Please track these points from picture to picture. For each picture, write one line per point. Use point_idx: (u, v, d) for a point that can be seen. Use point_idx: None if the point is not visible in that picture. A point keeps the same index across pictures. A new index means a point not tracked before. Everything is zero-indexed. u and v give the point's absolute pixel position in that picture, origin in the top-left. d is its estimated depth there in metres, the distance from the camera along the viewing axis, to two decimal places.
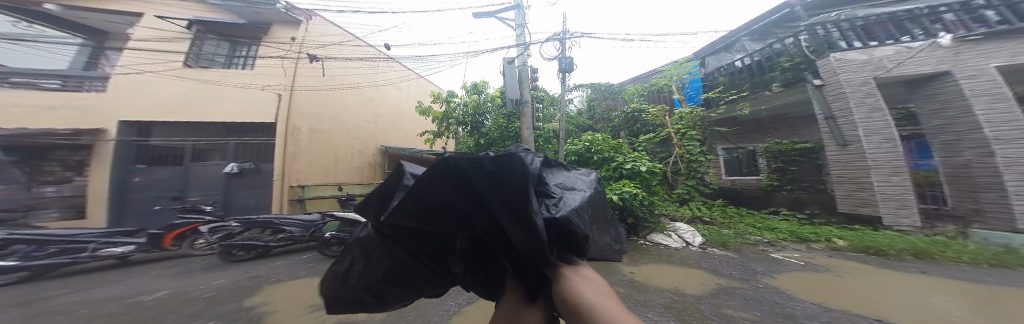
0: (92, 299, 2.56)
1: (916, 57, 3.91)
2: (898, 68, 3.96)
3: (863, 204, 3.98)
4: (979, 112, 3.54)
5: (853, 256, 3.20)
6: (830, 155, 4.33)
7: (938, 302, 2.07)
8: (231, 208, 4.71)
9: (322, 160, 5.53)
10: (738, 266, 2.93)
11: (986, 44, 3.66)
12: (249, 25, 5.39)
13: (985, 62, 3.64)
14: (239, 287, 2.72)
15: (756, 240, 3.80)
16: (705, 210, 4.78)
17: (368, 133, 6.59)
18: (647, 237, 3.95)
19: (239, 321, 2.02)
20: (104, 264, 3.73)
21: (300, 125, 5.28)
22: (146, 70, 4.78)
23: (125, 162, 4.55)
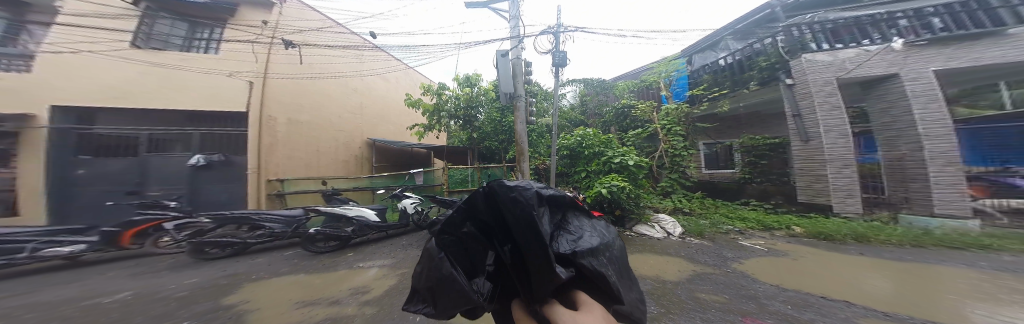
0: (40, 302, 2.32)
1: (872, 60, 4.29)
2: (856, 69, 4.33)
3: (818, 195, 4.43)
4: (916, 111, 3.99)
5: (808, 242, 3.57)
6: (795, 150, 4.68)
7: (872, 280, 2.38)
8: (198, 203, 4.38)
9: (304, 153, 5.22)
10: (712, 253, 3.18)
11: (929, 49, 4.07)
12: (212, 5, 4.82)
13: (925, 66, 4.07)
14: (214, 285, 2.58)
15: (729, 229, 4.14)
16: (686, 202, 5.09)
17: (353, 125, 6.26)
18: (633, 228, 4.16)
19: (217, 320, 1.94)
20: (49, 265, 3.36)
21: (276, 115, 4.91)
22: (84, 47, 4.19)
23: (64, 153, 4.02)
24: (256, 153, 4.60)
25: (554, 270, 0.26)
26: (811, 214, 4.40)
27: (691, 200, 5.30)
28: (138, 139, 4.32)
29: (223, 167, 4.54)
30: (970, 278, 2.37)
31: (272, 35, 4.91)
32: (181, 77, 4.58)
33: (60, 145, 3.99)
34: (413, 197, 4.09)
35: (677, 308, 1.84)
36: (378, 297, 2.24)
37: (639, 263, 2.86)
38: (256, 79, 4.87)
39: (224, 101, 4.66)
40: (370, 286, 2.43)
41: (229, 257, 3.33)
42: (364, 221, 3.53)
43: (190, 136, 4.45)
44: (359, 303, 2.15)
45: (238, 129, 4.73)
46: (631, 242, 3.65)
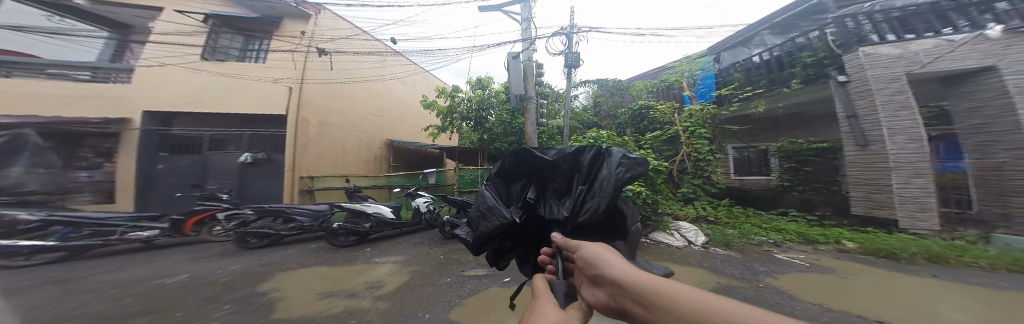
0: (122, 279, 2.73)
1: (957, 52, 3.54)
2: (934, 62, 3.64)
3: (879, 207, 3.82)
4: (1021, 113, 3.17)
5: (862, 259, 3.06)
6: (848, 156, 4.15)
7: (950, 305, 2.00)
8: (247, 197, 4.92)
9: (332, 153, 5.67)
10: (741, 266, 2.86)
11: None
12: (263, 19, 5.57)
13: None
14: (253, 273, 2.85)
15: (759, 240, 3.73)
16: (710, 209, 4.66)
17: (375, 126, 6.63)
18: (648, 235, 3.90)
19: (254, 307, 2.14)
20: (131, 247, 3.95)
21: (310, 116, 5.42)
22: (167, 61, 5.02)
23: (149, 149, 4.74)
24: (292, 151, 5.08)
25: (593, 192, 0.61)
26: (869, 229, 3.83)
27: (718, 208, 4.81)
28: (203, 139, 5.00)
29: (266, 165, 5.07)
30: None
31: (308, 44, 5.43)
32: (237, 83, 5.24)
33: (145, 144, 4.71)
34: (427, 197, 4.25)
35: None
36: (392, 292, 2.32)
37: None
38: (294, 84, 5.42)
39: (266, 105, 5.23)
40: (385, 281, 2.52)
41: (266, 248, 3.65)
42: (382, 217, 3.72)
43: (241, 137, 5.05)
44: (374, 297, 2.24)
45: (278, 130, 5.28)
46: (647, 249, 3.44)
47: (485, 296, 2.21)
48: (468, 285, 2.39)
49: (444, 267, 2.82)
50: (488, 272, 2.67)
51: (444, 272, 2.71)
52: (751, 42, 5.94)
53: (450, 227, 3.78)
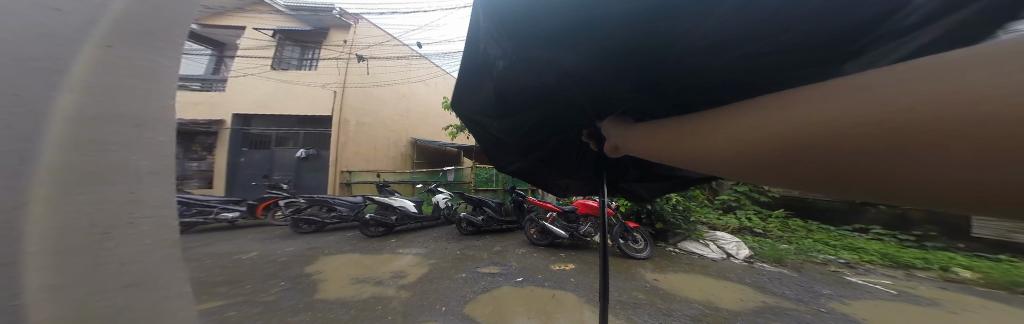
0: (213, 252, 3.37)
1: None
2: None
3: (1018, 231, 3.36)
4: None
5: (981, 292, 2.65)
6: None
7: None
8: (302, 187, 5.71)
9: (367, 149, 6.25)
10: (795, 286, 2.71)
11: None
12: (314, 31, 6.37)
13: None
14: (303, 255, 3.27)
15: (822, 258, 3.48)
16: (755, 220, 4.55)
17: (402, 126, 7.07)
18: (677, 244, 3.81)
19: (301, 286, 2.47)
20: (221, 225, 4.83)
21: (350, 116, 6.07)
22: (247, 72, 6.05)
23: (235, 146, 5.75)
24: (336, 149, 5.76)
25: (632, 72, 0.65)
26: (999, 257, 3.33)
27: (767, 229, 4.35)
28: (272, 138, 5.91)
29: (316, 160, 5.79)
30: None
31: (349, 52, 6.03)
32: (295, 89, 6.07)
33: (233, 141, 5.73)
34: (446, 193, 4.44)
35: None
36: (413, 283, 2.47)
37: (682, 284, 2.59)
38: (338, 89, 6.10)
39: (314, 106, 6.01)
40: (407, 272, 2.70)
41: (313, 233, 4.16)
42: (406, 210, 4.01)
43: (297, 135, 5.87)
44: (397, 286, 2.41)
45: (324, 129, 6.00)
46: (675, 259, 3.30)
47: (497, 294, 2.22)
48: (482, 282, 2.42)
49: (459, 262, 2.90)
50: (501, 270, 2.68)
51: (459, 266, 2.80)
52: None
53: (467, 223, 3.91)
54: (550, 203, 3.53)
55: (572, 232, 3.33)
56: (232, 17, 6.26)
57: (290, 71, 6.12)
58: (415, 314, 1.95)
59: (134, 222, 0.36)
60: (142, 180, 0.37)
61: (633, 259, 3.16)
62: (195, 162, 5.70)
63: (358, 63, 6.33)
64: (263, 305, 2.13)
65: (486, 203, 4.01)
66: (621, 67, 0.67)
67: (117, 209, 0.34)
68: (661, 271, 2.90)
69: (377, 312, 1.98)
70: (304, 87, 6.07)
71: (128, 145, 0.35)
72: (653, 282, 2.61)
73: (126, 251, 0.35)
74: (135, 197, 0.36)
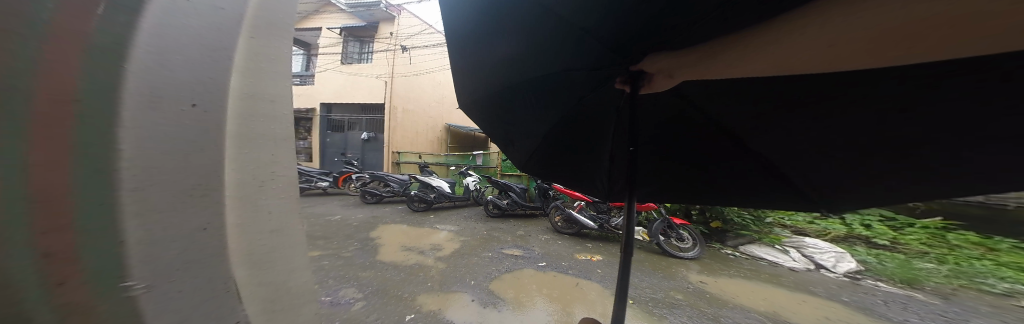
0: (309, 213, 4.34)
1: None
2: None
3: None
4: None
5: None
6: None
7: None
8: (368, 166, 6.75)
9: (411, 134, 7.01)
10: (931, 315, 2.06)
11: None
12: (368, 26, 7.10)
13: None
14: (368, 222, 3.95)
15: (1004, 288, 2.47)
16: (880, 229, 3.63)
17: (437, 113, 7.78)
18: (739, 247, 3.26)
19: (367, 247, 3.01)
20: (315, 193, 6.13)
21: (399, 104, 6.78)
22: (325, 67, 7.20)
23: (320, 130, 7.05)
24: (388, 133, 6.56)
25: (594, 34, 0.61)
26: None
27: (898, 241, 3.39)
28: (344, 123, 7.02)
29: (376, 142, 6.69)
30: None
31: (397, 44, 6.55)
32: (358, 80, 7.00)
33: (320, 126, 7.04)
34: (474, 176, 4.67)
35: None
36: (448, 256, 2.74)
37: (742, 290, 2.25)
38: (387, 79, 6.79)
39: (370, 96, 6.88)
40: (444, 245, 3.00)
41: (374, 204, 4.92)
42: (441, 188, 4.38)
43: (361, 121, 6.86)
44: (435, 257, 2.72)
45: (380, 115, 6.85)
46: (731, 262, 2.85)
47: (517, 276, 2.29)
48: (508, 262, 2.53)
49: (486, 243, 3.07)
50: (524, 253, 2.74)
51: (487, 246, 2.97)
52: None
53: (493, 206, 4.06)
54: (577, 192, 3.39)
55: (601, 223, 3.17)
56: (310, 21, 7.37)
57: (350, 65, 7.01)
58: (449, 283, 2.19)
59: (278, 178, 0.43)
60: (277, 144, 0.44)
61: (676, 258, 2.84)
62: (299, 142, 7.26)
63: (402, 53, 6.84)
64: (344, 259, 2.68)
65: (511, 188, 4.09)
66: (574, 32, 0.63)
67: (265, 168, 0.42)
68: (712, 274, 2.54)
69: (420, 277, 2.29)
70: (361, 79, 6.94)
71: (272, 119, 0.43)
72: (698, 284, 2.31)
73: (277, 202, 0.44)
74: (274, 160, 0.44)
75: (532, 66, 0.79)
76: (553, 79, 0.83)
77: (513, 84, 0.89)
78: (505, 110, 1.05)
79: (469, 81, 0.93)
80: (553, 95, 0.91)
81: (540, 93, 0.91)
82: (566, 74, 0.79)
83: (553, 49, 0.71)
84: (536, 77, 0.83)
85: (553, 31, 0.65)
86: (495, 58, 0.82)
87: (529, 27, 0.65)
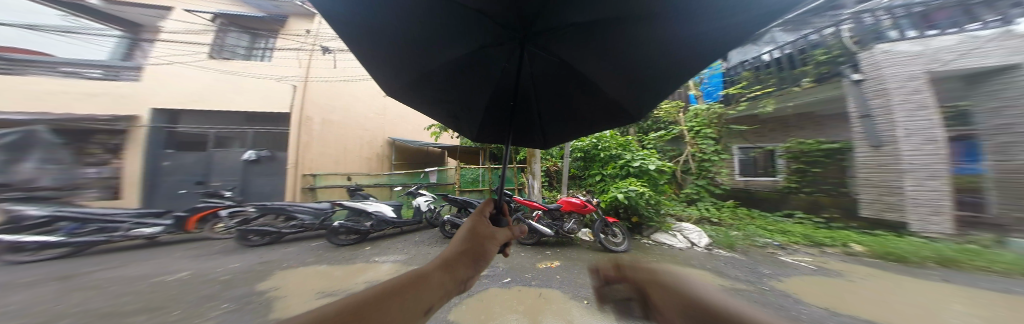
0: (123, 276, 2.76)
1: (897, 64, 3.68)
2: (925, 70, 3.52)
3: (888, 209, 3.99)
4: None
5: (871, 262, 3.37)
6: (861, 157, 4.34)
7: (968, 299, 2.39)
8: (248, 194, 5.02)
9: (337, 150, 5.96)
10: (744, 268, 3.14)
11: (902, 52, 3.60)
12: (268, 18, 5.76)
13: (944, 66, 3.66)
14: (251, 271, 2.87)
15: (763, 242, 4.06)
16: (713, 211, 5.06)
17: (376, 125, 6.84)
18: (651, 236, 4.18)
19: (252, 306, 2.16)
20: (135, 243, 3.99)
21: (314, 116, 5.59)
22: (174, 59, 5.03)
23: (156, 147, 4.80)
24: (295, 150, 5.23)
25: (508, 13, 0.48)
26: (877, 232, 4.03)
27: (722, 218, 4.89)
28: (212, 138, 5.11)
29: (269, 163, 5.23)
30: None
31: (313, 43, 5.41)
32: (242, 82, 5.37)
33: (153, 142, 4.75)
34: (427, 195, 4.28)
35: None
36: None
37: None
38: (299, 83, 5.54)
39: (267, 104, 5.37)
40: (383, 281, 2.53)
41: (267, 245, 3.73)
42: (382, 214, 3.73)
43: (245, 134, 5.13)
44: None
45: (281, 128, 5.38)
46: (650, 250, 3.61)
47: (482, 296, 2.18)
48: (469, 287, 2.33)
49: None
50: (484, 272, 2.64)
51: None
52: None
53: (451, 226, 3.78)
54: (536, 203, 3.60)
55: (558, 229, 3.50)
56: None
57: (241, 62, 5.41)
58: None
59: None
60: None
61: (612, 252, 3.38)
62: None
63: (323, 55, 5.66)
64: None
65: (471, 204, 3.86)
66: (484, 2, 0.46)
67: None
68: (639, 262, 3.13)
69: None
70: (251, 82, 5.40)
71: None
72: None
73: None
74: None
75: (457, 44, 0.61)
76: (475, 59, 0.68)
77: (450, 65, 0.71)
78: (434, 96, 0.89)
79: (401, 69, 0.74)
80: (480, 77, 0.76)
81: (463, 75, 0.76)
82: (483, 52, 0.65)
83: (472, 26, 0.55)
84: (452, 56, 0.66)
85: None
86: (407, 43, 0.62)
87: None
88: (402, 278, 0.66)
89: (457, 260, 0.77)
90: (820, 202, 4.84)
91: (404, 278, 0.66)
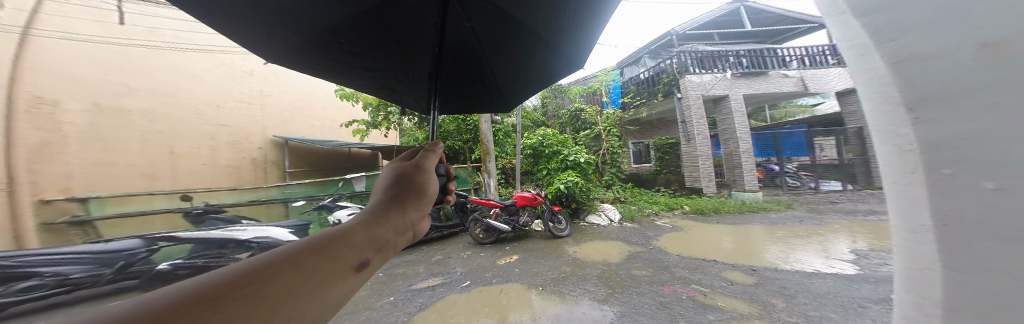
0: None
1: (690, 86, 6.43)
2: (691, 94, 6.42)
3: (696, 180, 6.45)
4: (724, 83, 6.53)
5: (690, 217, 5.37)
6: (683, 148, 6.63)
7: (726, 238, 4.13)
8: None
9: (136, 157, 3.76)
10: (639, 235, 4.25)
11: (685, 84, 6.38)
12: None
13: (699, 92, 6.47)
14: None
15: (648, 211, 5.60)
16: (622, 192, 6.45)
17: (247, 119, 4.98)
18: (586, 218, 4.98)
19: None
20: None
21: (67, 100, 3.30)
22: None
23: None
24: None
25: None
26: (692, 195, 6.42)
27: (627, 197, 6.31)
28: None
29: None
30: (773, 247, 3.66)
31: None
32: None
33: None
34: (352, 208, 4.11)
35: (625, 307, 2.15)
36: None
37: (590, 251, 3.44)
38: None
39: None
40: None
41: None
42: (269, 241, 3.19)
43: None
44: None
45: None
46: (585, 231, 4.35)
47: (444, 305, 2.18)
48: (418, 300, 2.27)
49: (385, 285, 2.63)
50: (443, 280, 2.64)
51: (386, 290, 2.53)
52: (640, 62, 8.90)
53: None
54: (493, 201, 3.85)
55: (513, 224, 3.82)
56: None
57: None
58: None
59: None
60: None
61: (557, 238, 3.87)
62: None
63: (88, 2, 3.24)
64: None
65: None
66: None
67: None
68: (578, 243, 3.73)
69: None
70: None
71: None
72: (574, 254, 3.34)
73: None
74: None
75: None
76: (402, 12, 0.96)
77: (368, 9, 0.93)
78: (388, 54, 1.14)
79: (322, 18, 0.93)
80: (415, 27, 1.03)
81: (399, 29, 1.02)
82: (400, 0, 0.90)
83: None
84: (378, 5, 0.92)
85: None
86: None
87: None
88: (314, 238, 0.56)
89: (391, 209, 0.70)
90: (669, 180, 7.01)
91: (318, 236, 0.56)
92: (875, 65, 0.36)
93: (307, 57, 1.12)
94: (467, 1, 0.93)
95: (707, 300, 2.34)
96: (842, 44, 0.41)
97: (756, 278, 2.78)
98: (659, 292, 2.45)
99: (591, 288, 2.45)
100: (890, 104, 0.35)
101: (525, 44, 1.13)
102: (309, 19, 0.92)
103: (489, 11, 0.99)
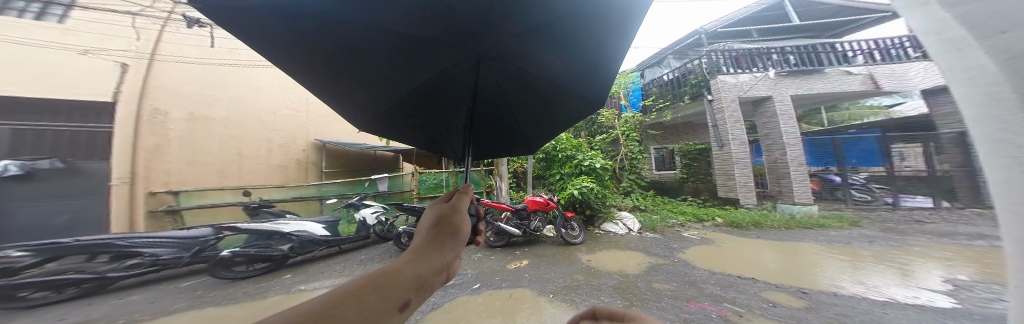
0: None
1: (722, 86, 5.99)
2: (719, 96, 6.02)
3: (730, 190, 5.87)
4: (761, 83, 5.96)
5: (725, 230, 4.89)
6: (715, 154, 6.10)
7: (768, 255, 3.72)
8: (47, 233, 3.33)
9: (214, 157, 4.36)
10: (661, 246, 3.99)
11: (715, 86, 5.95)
12: None
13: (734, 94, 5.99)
14: None
15: (672, 222, 5.24)
16: (643, 200, 6.12)
17: (295, 124, 5.54)
18: (601, 226, 4.82)
19: None
20: None
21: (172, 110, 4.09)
22: None
23: None
24: None
25: (410, 47, 0.74)
26: (726, 206, 5.85)
27: (647, 205, 5.98)
28: None
29: None
30: (831, 269, 3.21)
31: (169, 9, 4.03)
32: None
33: None
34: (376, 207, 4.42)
35: None
36: None
37: (606, 260, 3.32)
38: None
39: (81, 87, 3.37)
40: None
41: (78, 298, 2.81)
42: (307, 235, 3.58)
43: None
44: None
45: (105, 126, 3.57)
46: (600, 239, 4.21)
47: (454, 307, 2.24)
48: (429, 299, 2.36)
49: None
50: (454, 281, 2.73)
51: None
52: (663, 63, 8.41)
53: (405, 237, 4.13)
54: (504, 205, 3.91)
55: (524, 228, 3.82)
56: None
57: (59, 7, 3.40)
58: None
59: None
60: None
61: (570, 244, 3.79)
62: None
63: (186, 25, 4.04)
64: None
65: None
66: (395, 35, 0.70)
67: None
68: (593, 251, 3.62)
69: None
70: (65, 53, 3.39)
71: None
72: (587, 262, 3.24)
73: None
74: None
75: (404, 76, 0.88)
76: (433, 89, 0.95)
77: (409, 92, 0.97)
78: (416, 110, 1.10)
79: (378, 101, 1.04)
80: (451, 104, 1.02)
81: (428, 92, 0.96)
82: (436, 83, 0.91)
83: (398, 59, 0.80)
84: (412, 88, 0.94)
85: (375, 34, 0.70)
86: (366, 74, 0.88)
87: (355, 36, 0.70)
88: (369, 274, 0.54)
89: (430, 247, 0.69)
90: (700, 189, 6.49)
91: (373, 271, 0.55)
92: (979, 61, 0.34)
93: (380, 128, 1.30)
94: (493, 71, 0.87)
95: (742, 320, 2.13)
96: (927, 39, 0.40)
97: (808, 301, 2.46)
98: (683, 308, 2.29)
99: (607, 299, 2.36)
100: (1002, 107, 0.33)
101: (560, 86, 0.99)
102: (350, 92, 0.99)
103: (515, 73, 0.89)
